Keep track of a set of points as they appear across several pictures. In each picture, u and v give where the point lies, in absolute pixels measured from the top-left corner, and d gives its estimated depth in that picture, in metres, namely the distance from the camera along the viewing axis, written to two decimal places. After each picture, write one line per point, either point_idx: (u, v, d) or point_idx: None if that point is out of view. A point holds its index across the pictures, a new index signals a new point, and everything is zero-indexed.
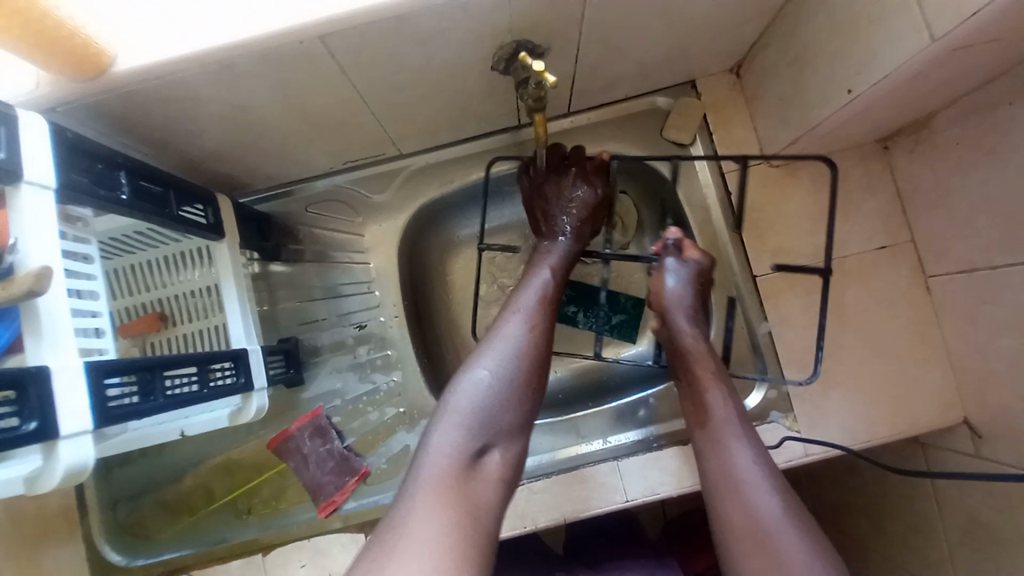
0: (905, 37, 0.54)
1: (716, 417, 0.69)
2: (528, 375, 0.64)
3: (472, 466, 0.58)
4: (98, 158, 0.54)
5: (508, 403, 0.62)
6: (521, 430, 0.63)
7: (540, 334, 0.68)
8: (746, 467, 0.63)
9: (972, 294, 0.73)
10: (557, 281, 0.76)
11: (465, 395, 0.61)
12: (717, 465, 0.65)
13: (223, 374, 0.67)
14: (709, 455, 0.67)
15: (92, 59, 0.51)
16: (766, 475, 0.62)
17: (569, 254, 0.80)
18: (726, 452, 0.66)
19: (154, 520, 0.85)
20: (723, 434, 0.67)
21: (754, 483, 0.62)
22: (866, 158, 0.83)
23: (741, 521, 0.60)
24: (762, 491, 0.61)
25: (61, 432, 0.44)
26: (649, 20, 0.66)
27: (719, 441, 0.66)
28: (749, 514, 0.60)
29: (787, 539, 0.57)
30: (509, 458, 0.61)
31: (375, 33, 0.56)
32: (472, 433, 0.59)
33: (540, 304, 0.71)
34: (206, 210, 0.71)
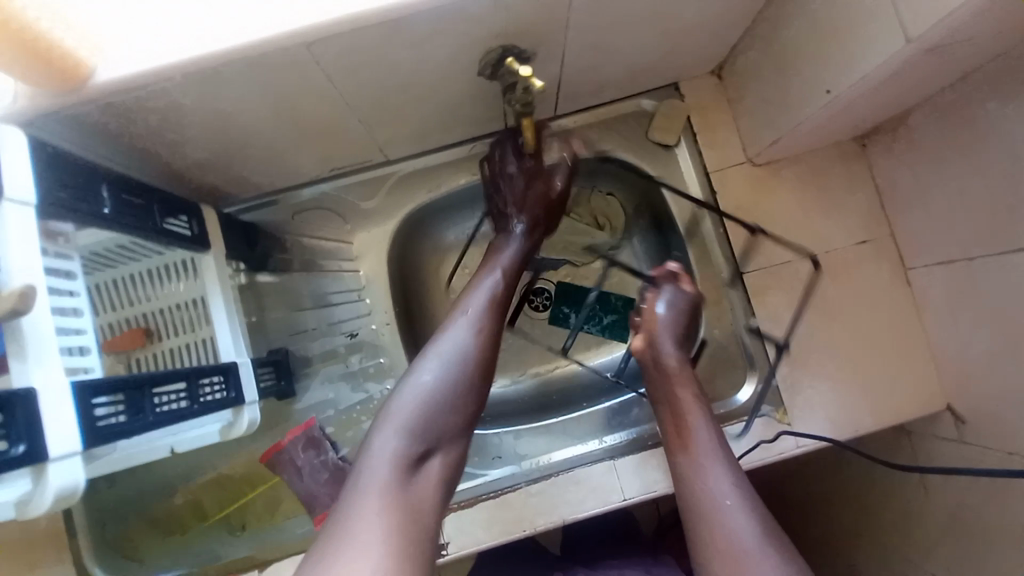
0: (884, 38, 0.56)
1: (699, 446, 0.67)
2: (471, 372, 0.63)
3: (411, 470, 0.57)
4: (79, 172, 0.53)
5: (449, 407, 0.61)
6: (464, 434, 0.62)
7: (487, 332, 0.66)
8: (726, 492, 0.62)
9: (951, 286, 0.75)
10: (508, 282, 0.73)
11: (407, 399, 0.60)
12: (698, 494, 0.64)
13: (213, 389, 0.66)
14: (691, 482, 0.65)
15: (72, 70, 0.50)
16: (749, 506, 0.61)
17: (520, 256, 0.77)
18: (707, 478, 0.64)
19: (145, 539, 0.84)
20: (705, 459, 0.66)
21: (734, 513, 0.60)
22: (845, 157, 0.85)
23: (724, 553, 0.58)
24: (744, 521, 0.60)
25: (50, 455, 0.43)
26: (634, 23, 0.67)
27: (703, 467, 0.65)
28: (733, 547, 0.58)
29: (773, 574, 0.55)
30: (451, 459, 0.61)
31: (363, 39, 0.56)
32: (411, 437, 0.58)
33: (490, 301, 0.69)
34: (190, 223, 0.70)
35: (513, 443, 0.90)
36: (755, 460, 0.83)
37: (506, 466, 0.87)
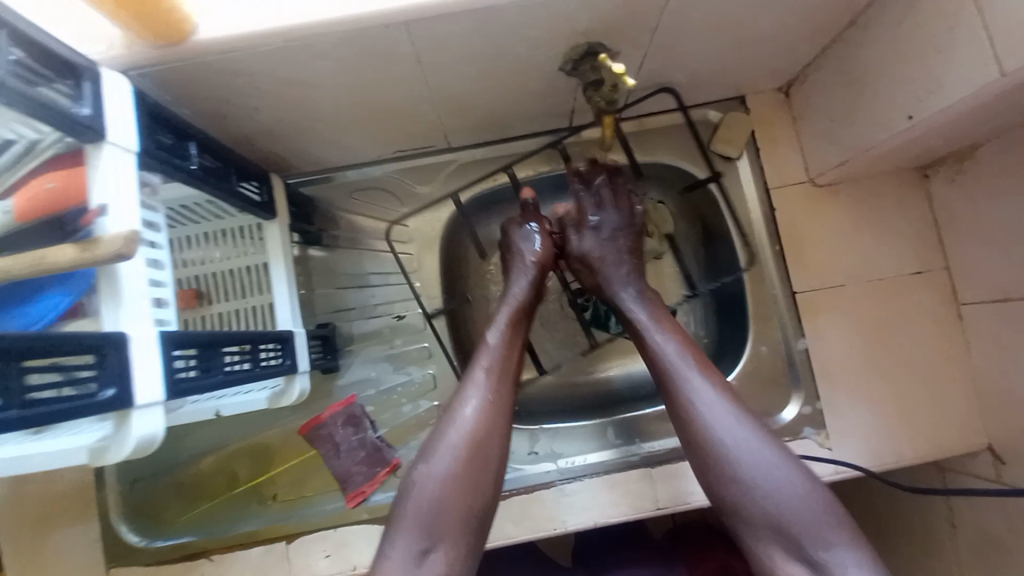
0: (973, 69, 0.56)
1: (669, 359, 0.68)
2: (478, 455, 0.62)
3: (416, 567, 0.56)
4: (171, 128, 0.54)
5: (453, 498, 0.60)
6: (471, 527, 0.60)
7: (497, 408, 0.65)
8: (702, 393, 0.65)
9: (1003, 323, 0.75)
10: (513, 357, 0.70)
11: (415, 492, 0.60)
12: (677, 401, 0.66)
13: (271, 355, 0.66)
14: (673, 394, 0.66)
15: (174, 26, 0.50)
16: (730, 408, 0.64)
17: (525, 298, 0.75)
18: (683, 385, 0.66)
19: (174, 503, 0.84)
20: (676, 368, 0.67)
21: (712, 410, 0.64)
22: (906, 185, 0.85)
23: (714, 454, 0.62)
24: (721, 415, 0.63)
25: (136, 402, 0.43)
26: (716, 33, 0.67)
27: (675, 378, 0.67)
28: (723, 448, 0.62)
29: (761, 467, 0.60)
30: (462, 553, 0.59)
31: (458, 25, 0.56)
32: (416, 531, 0.58)
33: (499, 371, 0.67)
34: (260, 188, 0.71)
35: (551, 442, 0.88)
36: None
37: (543, 463, 0.86)
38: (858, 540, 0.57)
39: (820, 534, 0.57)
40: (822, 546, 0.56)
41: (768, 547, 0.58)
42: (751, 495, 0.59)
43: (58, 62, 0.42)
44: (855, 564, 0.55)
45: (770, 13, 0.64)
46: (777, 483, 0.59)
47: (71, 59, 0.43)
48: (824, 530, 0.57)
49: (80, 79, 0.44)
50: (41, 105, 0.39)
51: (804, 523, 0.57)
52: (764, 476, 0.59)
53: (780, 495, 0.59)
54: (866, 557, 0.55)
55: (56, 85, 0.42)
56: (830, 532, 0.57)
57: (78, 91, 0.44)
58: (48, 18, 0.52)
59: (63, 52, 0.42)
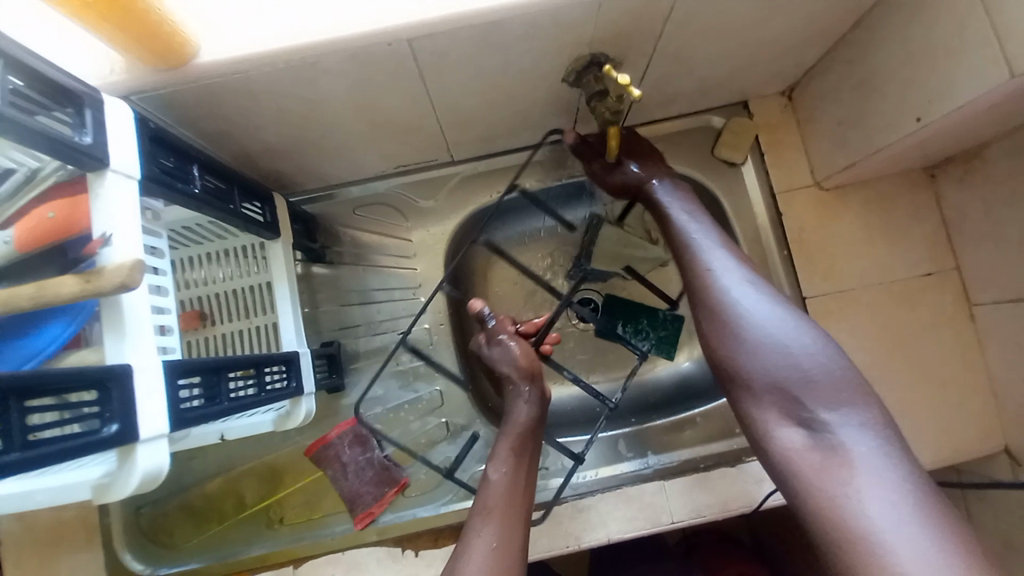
0: (986, 69, 0.55)
1: (690, 236, 0.69)
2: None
3: None
4: (173, 152, 0.53)
5: None
6: None
7: (513, 543, 0.59)
8: (719, 264, 0.65)
9: (1020, 324, 0.74)
10: (520, 486, 0.65)
11: None
12: (693, 270, 0.66)
13: (276, 378, 0.65)
14: (689, 263, 0.67)
15: (175, 48, 0.49)
16: (747, 278, 0.63)
17: (531, 417, 0.71)
18: (700, 256, 0.66)
19: (179, 527, 0.82)
20: (696, 241, 0.68)
21: (727, 279, 0.63)
22: (914, 186, 0.84)
23: (723, 314, 0.61)
24: (736, 282, 0.62)
25: (140, 435, 0.41)
26: (721, 38, 0.66)
27: (693, 248, 0.67)
28: (730, 306, 0.61)
29: (772, 327, 0.58)
30: None
31: (462, 39, 0.55)
32: None
33: (506, 500, 0.63)
34: (263, 208, 0.70)
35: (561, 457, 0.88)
36: None
37: (553, 478, 0.85)
38: (870, 406, 0.53)
39: (824, 395, 0.54)
40: (825, 411, 0.53)
41: (770, 407, 0.57)
42: (756, 354, 0.58)
43: (57, 90, 0.41)
44: (859, 425, 0.51)
45: (775, 19, 0.64)
46: (780, 340, 0.57)
47: (71, 87, 0.42)
48: (831, 389, 0.54)
49: (81, 106, 0.43)
50: (39, 134, 0.38)
51: (809, 381, 0.55)
52: (772, 336, 0.58)
53: (789, 356, 0.56)
54: (874, 418, 0.51)
55: (54, 113, 0.41)
56: (839, 394, 0.54)
57: (78, 119, 0.43)
58: (48, 44, 0.51)
59: (64, 80, 0.41)
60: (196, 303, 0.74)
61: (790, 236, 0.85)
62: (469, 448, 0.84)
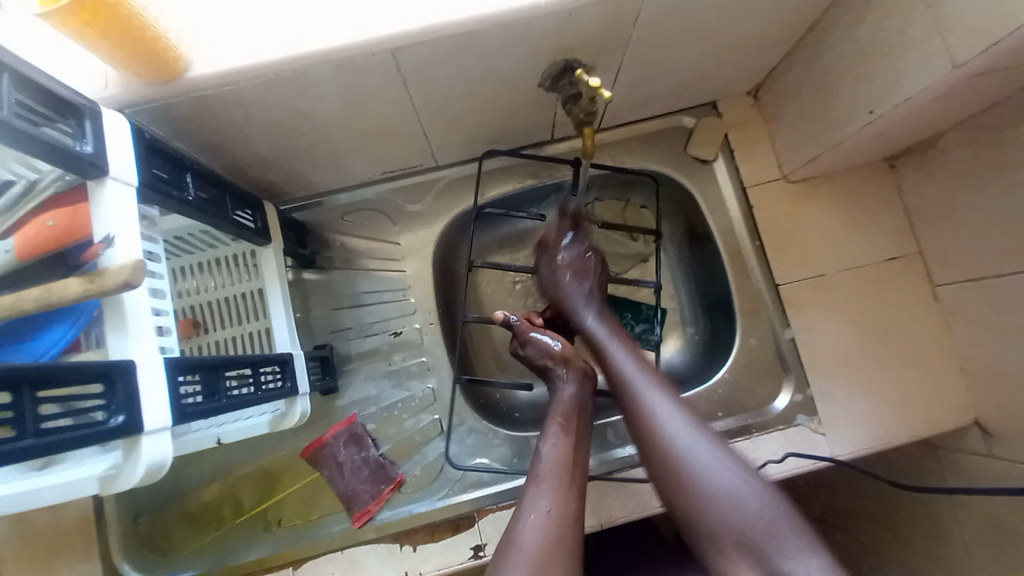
0: (928, 63, 0.59)
1: (631, 380, 0.72)
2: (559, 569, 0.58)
3: None
4: (168, 161, 0.56)
5: None
6: None
7: (569, 506, 0.63)
8: (663, 410, 0.68)
9: (981, 301, 0.78)
10: (574, 451, 0.68)
11: None
12: (640, 420, 0.68)
13: (271, 378, 0.67)
14: (635, 406, 0.70)
15: (167, 62, 0.52)
16: (684, 421, 0.67)
17: (578, 396, 0.74)
18: (643, 399, 0.69)
19: (177, 534, 0.83)
20: (638, 384, 0.71)
21: (672, 424, 0.67)
22: (876, 176, 0.89)
23: (675, 467, 0.65)
24: (680, 427, 0.67)
25: (145, 427, 0.43)
26: (687, 42, 0.70)
27: (637, 392, 0.70)
28: (680, 454, 0.65)
29: (720, 474, 0.63)
30: None
31: (441, 49, 0.59)
32: None
33: (561, 467, 0.66)
34: (254, 215, 0.72)
35: None
36: (793, 468, 0.84)
37: None
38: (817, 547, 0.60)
39: (779, 542, 0.60)
40: (784, 558, 0.59)
41: (728, 550, 0.61)
42: (715, 509, 0.62)
43: (59, 103, 0.44)
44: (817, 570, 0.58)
45: (735, 23, 0.68)
46: (728, 489, 0.62)
47: (73, 99, 0.44)
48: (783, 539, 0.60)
49: (81, 117, 0.45)
50: (41, 144, 0.40)
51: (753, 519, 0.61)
52: (724, 488, 0.62)
53: (742, 510, 0.61)
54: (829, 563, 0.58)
55: (58, 124, 0.43)
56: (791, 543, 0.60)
57: (79, 129, 0.45)
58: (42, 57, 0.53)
59: (64, 93, 0.44)
60: (191, 311, 0.76)
61: (761, 227, 0.89)
62: (463, 443, 0.86)
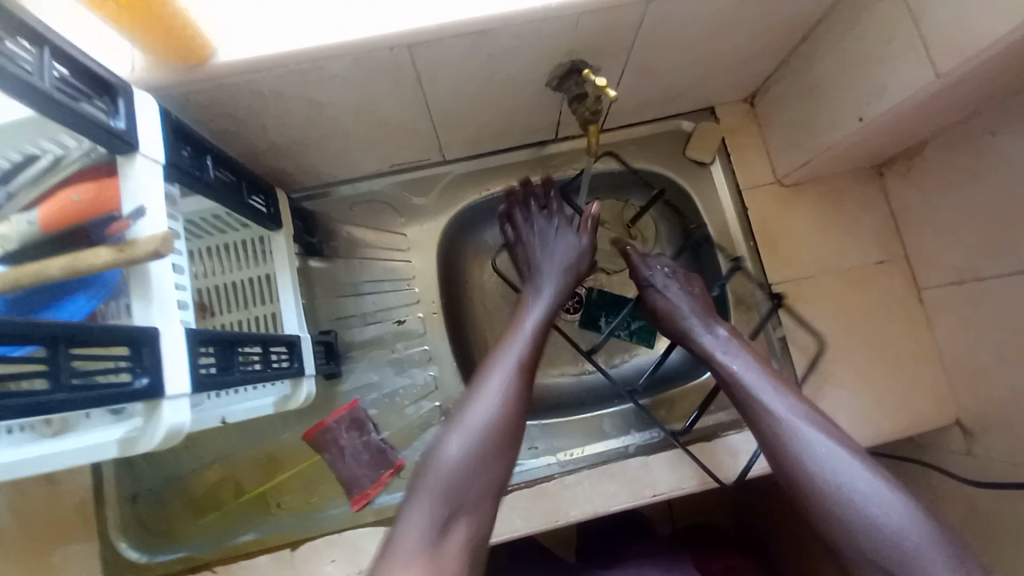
0: (912, 75, 0.63)
1: (752, 387, 0.73)
2: (472, 503, 0.63)
3: (438, 537, 0.60)
4: (190, 143, 0.58)
5: (474, 474, 0.64)
6: (489, 500, 0.64)
7: (518, 388, 0.70)
8: (787, 415, 0.69)
9: (961, 303, 0.81)
10: (539, 323, 0.76)
11: (435, 471, 0.64)
12: (762, 423, 0.70)
13: (280, 359, 0.69)
14: (756, 412, 0.71)
15: (195, 49, 0.55)
16: (815, 427, 0.67)
17: (559, 253, 0.83)
18: (763, 406, 0.71)
19: (178, 515, 0.84)
20: (759, 392, 0.72)
21: (798, 429, 0.67)
22: (863, 182, 0.92)
23: (802, 471, 0.65)
24: (808, 433, 0.67)
25: (167, 392, 0.45)
26: (686, 48, 0.73)
27: (756, 397, 0.72)
28: (809, 460, 0.65)
29: (856, 483, 0.62)
30: (476, 523, 0.63)
31: (455, 46, 0.62)
32: (438, 507, 0.62)
33: (525, 352, 0.73)
34: (266, 201, 0.74)
35: (549, 438, 0.92)
36: None
37: (544, 458, 0.90)
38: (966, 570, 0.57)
39: (923, 562, 0.57)
40: None
41: None
42: (848, 520, 0.61)
43: (98, 81, 0.46)
44: None
45: (732, 31, 0.72)
46: (863, 497, 0.61)
47: (106, 78, 0.47)
48: (929, 560, 0.57)
49: (115, 96, 0.48)
50: (82, 119, 0.43)
51: (924, 575, 0.57)
52: (858, 496, 0.61)
53: (880, 523, 0.60)
54: None
55: (94, 101, 0.46)
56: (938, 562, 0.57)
57: (113, 108, 0.48)
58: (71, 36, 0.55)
59: (100, 72, 0.46)
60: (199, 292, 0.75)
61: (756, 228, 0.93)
62: None
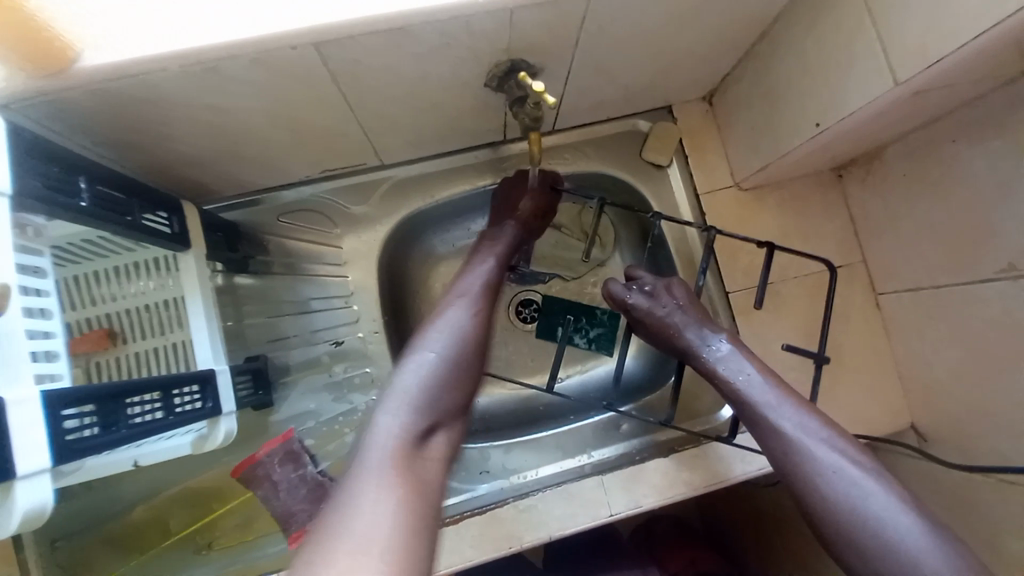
0: (872, 81, 0.59)
1: (760, 402, 0.68)
2: (451, 413, 0.60)
3: (415, 446, 0.55)
4: (56, 162, 0.49)
5: (453, 383, 0.61)
6: (463, 413, 0.62)
7: (483, 316, 0.68)
8: (798, 432, 0.64)
9: (918, 312, 0.80)
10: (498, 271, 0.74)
11: (411, 375, 0.59)
12: (775, 444, 0.65)
13: (188, 400, 0.62)
14: (765, 431, 0.66)
15: (53, 53, 0.45)
16: (830, 447, 0.62)
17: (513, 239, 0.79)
18: (774, 424, 0.66)
19: (98, 559, 0.74)
20: (768, 411, 0.67)
21: (813, 448, 0.63)
22: (823, 185, 0.89)
23: (818, 494, 0.60)
24: (823, 451, 0.62)
25: (18, 473, 0.41)
26: (638, 47, 0.67)
27: (763, 415, 0.67)
28: (825, 484, 0.60)
29: (875, 508, 0.58)
30: (452, 439, 0.60)
31: (373, 44, 0.54)
32: (416, 412, 0.57)
33: (484, 290, 0.71)
34: (170, 219, 0.66)
35: (502, 457, 0.89)
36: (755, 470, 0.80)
37: (497, 480, 0.87)
38: None
39: None
40: None
41: None
42: (871, 548, 0.56)
43: None
44: None
45: (686, 29, 0.66)
46: (885, 520, 0.57)
47: None
48: None
49: None
50: None
51: None
52: (878, 522, 0.57)
53: (902, 548, 0.55)
54: None
55: None
56: None
57: None
58: None
59: None
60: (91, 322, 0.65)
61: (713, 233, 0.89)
62: None
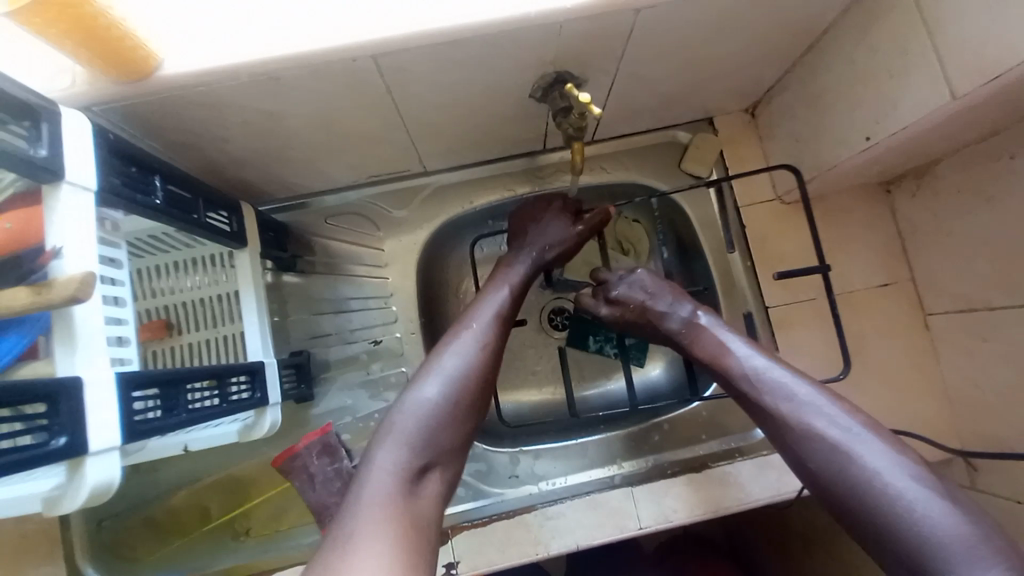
0: (925, 93, 0.58)
1: (751, 369, 0.67)
2: (447, 453, 0.62)
3: (411, 484, 0.57)
4: (133, 162, 0.53)
5: (452, 422, 0.63)
6: (460, 451, 0.64)
7: (489, 352, 0.69)
8: (792, 396, 0.63)
9: (969, 332, 0.76)
10: (514, 300, 0.76)
11: (409, 416, 0.62)
12: (771, 412, 0.63)
13: (240, 389, 0.65)
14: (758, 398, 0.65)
15: (136, 61, 0.49)
16: (826, 410, 0.61)
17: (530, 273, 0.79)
18: (766, 389, 0.65)
19: (141, 539, 0.81)
20: (756, 375, 0.66)
21: (810, 414, 0.61)
22: (870, 199, 0.86)
23: (822, 460, 0.58)
24: (820, 417, 0.61)
25: (90, 448, 0.43)
26: (682, 58, 0.68)
27: (752, 381, 0.66)
28: (826, 449, 0.58)
29: (883, 472, 0.55)
30: (450, 476, 0.62)
31: (425, 55, 0.56)
32: (414, 450, 0.60)
33: (496, 320, 0.72)
34: (229, 218, 0.69)
35: (531, 463, 0.88)
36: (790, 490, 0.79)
37: (525, 486, 0.87)
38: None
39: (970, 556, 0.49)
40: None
41: None
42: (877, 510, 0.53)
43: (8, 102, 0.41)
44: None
45: (731, 41, 0.66)
46: (890, 483, 0.54)
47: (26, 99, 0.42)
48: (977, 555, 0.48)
49: (38, 120, 0.43)
50: None
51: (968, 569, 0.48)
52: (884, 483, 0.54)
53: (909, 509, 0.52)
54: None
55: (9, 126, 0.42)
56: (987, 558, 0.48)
57: (35, 132, 0.43)
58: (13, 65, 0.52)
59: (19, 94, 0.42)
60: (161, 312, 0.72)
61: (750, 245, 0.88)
62: None
